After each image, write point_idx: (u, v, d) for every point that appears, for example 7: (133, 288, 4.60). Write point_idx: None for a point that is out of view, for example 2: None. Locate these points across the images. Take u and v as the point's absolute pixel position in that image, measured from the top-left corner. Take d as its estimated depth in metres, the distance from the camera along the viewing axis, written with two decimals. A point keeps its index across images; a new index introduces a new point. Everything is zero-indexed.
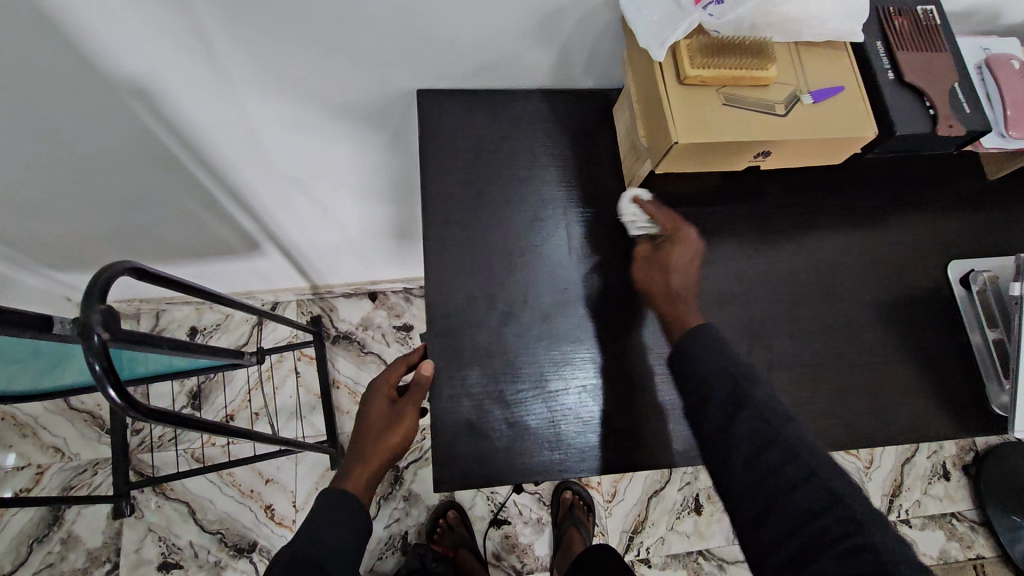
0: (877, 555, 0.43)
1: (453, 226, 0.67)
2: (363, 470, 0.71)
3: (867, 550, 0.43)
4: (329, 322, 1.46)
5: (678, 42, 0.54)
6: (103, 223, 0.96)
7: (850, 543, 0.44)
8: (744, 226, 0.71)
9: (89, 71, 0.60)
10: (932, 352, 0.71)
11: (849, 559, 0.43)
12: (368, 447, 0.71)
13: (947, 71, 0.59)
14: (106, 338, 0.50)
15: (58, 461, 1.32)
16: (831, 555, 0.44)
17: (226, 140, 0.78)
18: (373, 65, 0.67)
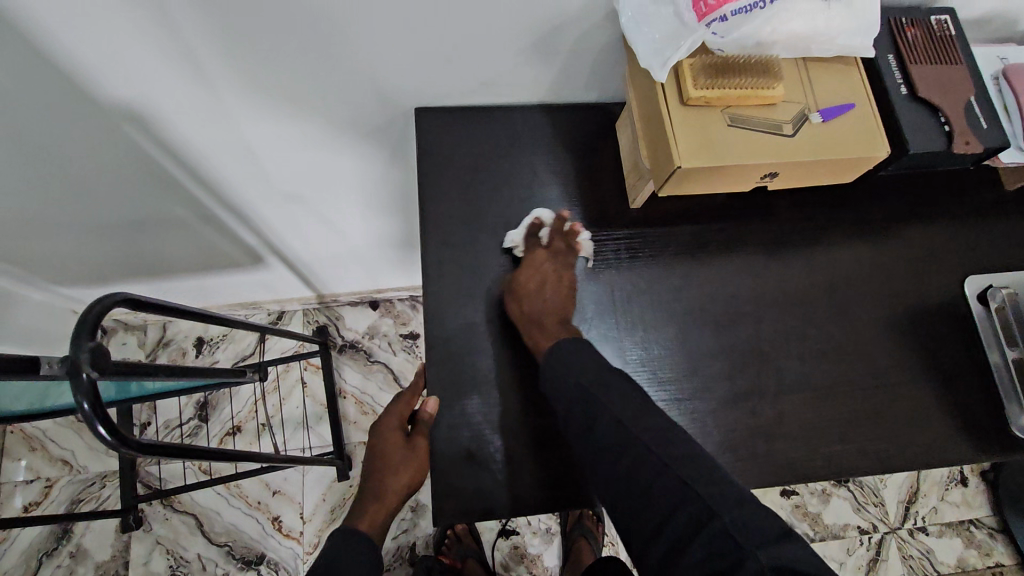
0: (729, 535, 0.47)
1: (450, 248, 0.66)
2: (377, 510, 0.68)
3: (721, 535, 0.48)
4: (335, 332, 1.45)
5: (681, 61, 0.52)
6: (103, 240, 0.96)
7: (706, 532, 0.48)
8: (752, 242, 0.69)
9: (82, 98, 0.60)
10: (949, 372, 0.68)
11: (710, 548, 0.48)
12: (378, 486, 0.68)
13: (962, 84, 0.57)
14: (95, 376, 0.49)
15: (66, 473, 1.32)
16: (698, 545, 0.48)
17: (224, 159, 0.77)
18: (368, 83, 0.66)
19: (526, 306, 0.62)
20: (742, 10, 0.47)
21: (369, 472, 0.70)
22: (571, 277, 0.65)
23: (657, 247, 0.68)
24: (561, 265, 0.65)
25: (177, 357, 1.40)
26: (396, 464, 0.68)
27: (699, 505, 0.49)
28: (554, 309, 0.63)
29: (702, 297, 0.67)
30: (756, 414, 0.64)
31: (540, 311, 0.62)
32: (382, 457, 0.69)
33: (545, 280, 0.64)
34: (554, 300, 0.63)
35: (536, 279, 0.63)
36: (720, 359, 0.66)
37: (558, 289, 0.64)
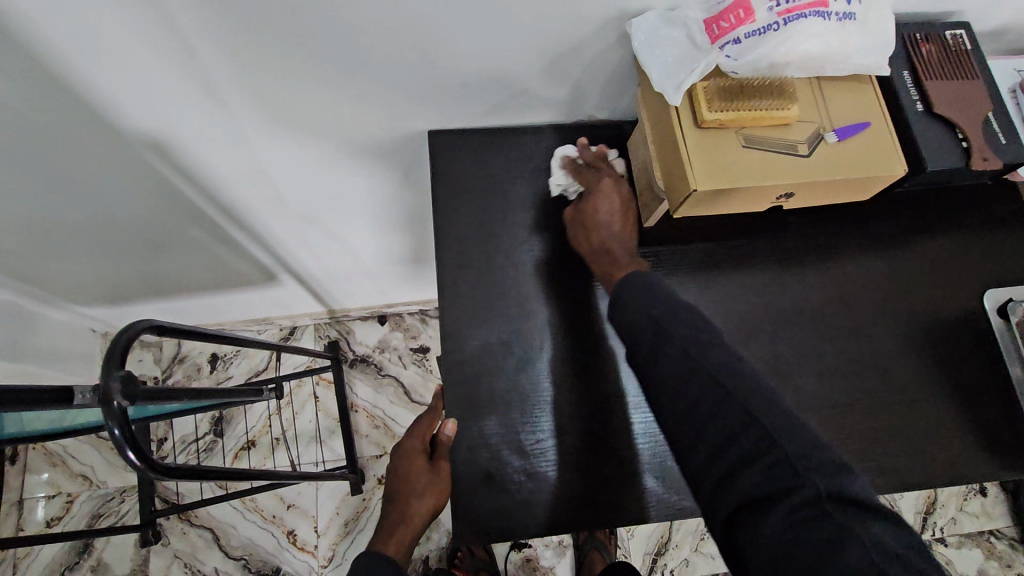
0: (789, 462, 0.43)
1: (466, 269, 0.66)
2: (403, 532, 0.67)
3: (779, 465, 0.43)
4: (346, 346, 1.46)
5: (695, 84, 0.53)
6: (122, 261, 0.97)
7: (763, 462, 0.43)
8: (765, 258, 0.69)
9: (104, 128, 0.60)
10: (968, 388, 0.68)
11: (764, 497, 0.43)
12: (401, 509, 0.67)
13: (979, 99, 0.57)
14: (126, 404, 0.49)
15: (86, 489, 1.34)
16: (757, 479, 0.43)
17: (240, 183, 0.77)
18: (382, 107, 0.66)
19: (595, 238, 0.62)
20: (757, 32, 0.49)
21: (394, 496, 0.68)
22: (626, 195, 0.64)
23: (670, 265, 0.68)
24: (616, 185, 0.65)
25: (192, 372, 1.42)
26: (419, 488, 0.67)
27: (759, 434, 0.44)
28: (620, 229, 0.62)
29: (715, 316, 0.67)
30: None
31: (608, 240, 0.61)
32: (406, 481, 0.67)
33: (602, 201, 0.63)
34: (623, 219, 0.63)
35: (606, 207, 0.62)
36: None
37: (627, 210, 0.63)
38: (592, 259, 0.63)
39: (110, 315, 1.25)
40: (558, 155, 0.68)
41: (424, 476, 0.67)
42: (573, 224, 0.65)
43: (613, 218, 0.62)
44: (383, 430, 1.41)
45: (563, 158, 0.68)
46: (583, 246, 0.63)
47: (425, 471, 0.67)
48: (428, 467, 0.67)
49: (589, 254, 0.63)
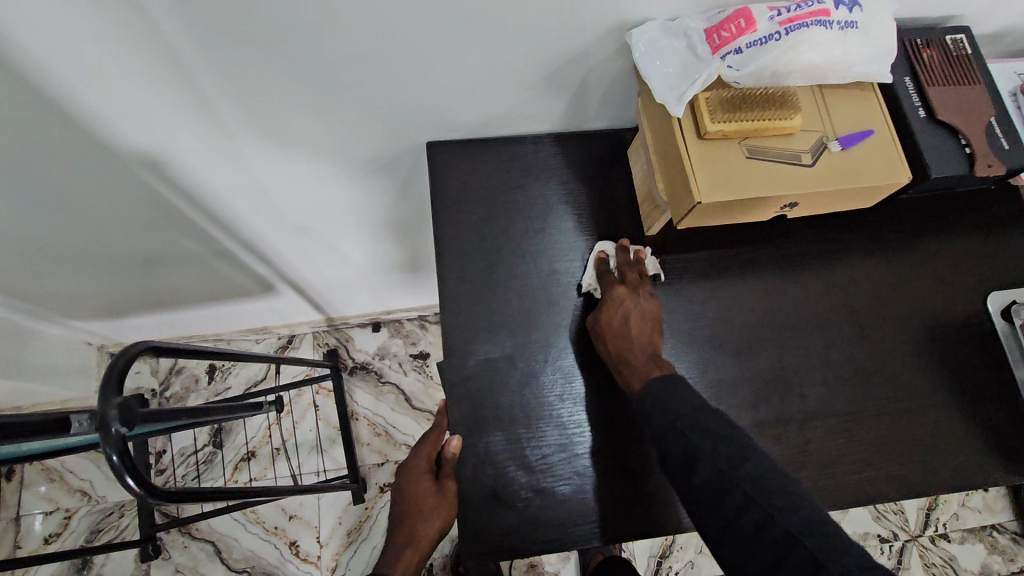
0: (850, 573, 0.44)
1: (468, 285, 0.65)
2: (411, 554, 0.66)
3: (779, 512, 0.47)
4: (345, 354, 1.45)
5: (697, 95, 0.52)
6: (117, 277, 0.96)
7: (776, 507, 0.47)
8: (769, 266, 0.69)
9: (99, 150, 0.60)
10: (974, 392, 0.67)
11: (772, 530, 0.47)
12: (408, 531, 0.66)
13: (982, 104, 0.56)
14: (123, 429, 0.49)
15: (85, 504, 1.33)
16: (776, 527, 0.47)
17: (236, 200, 0.76)
18: (380, 120, 0.66)
19: (614, 347, 0.60)
20: (758, 42, 0.49)
21: (399, 519, 0.67)
22: (649, 313, 0.63)
23: (673, 275, 0.67)
24: (644, 294, 0.64)
25: (190, 383, 1.41)
26: (426, 511, 0.65)
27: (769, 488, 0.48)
28: (641, 345, 0.60)
29: (719, 324, 0.67)
30: (781, 443, 0.63)
31: (629, 346, 0.60)
32: (412, 504, 0.66)
33: (624, 313, 0.61)
34: (643, 335, 0.61)
35: (621, 319, 0.61)
36: (742, 388, 0.65)
37: (649, 327, 0.62)
38: (611, 366, 0.61)
39: (106, 329, 1.24)
40: (596, 251, 0.67)
41: (430, 498, 0.66)
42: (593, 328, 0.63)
43: (630, 329, 0.61)
44: (385, 438, 1.41)
45: (597, 253, 0.66)
46: (602, 351, 0.62)
47: (432, 493, 0.66)
48: (435, 489, 0.66)
49: (608, 361, 0.61)
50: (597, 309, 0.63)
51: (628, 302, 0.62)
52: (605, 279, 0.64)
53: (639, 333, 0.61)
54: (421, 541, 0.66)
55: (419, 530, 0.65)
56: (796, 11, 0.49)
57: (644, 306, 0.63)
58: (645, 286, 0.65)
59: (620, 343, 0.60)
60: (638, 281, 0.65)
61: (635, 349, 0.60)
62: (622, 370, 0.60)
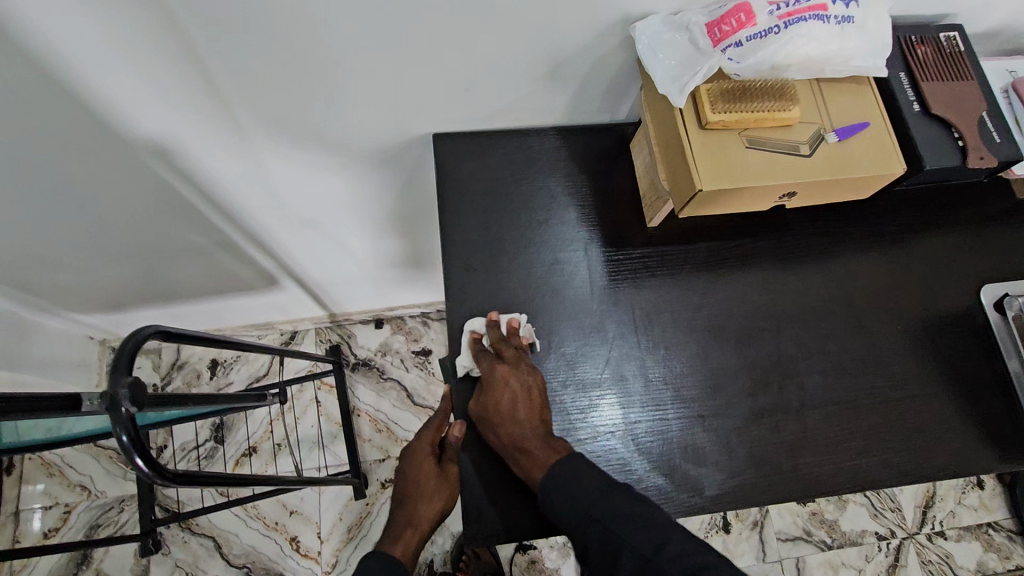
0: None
1: (473, 273, 0.67)
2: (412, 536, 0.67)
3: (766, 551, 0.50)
4: (348, 350, 1.46)
5: (698, 87, 0.54)
6: (123, 269, 0.97)
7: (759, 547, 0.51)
8: (769, 257, 0.70)
9: (110, 137, 0.61)
10: (969, 382, 0.69)
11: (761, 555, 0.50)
12: (408, 514, 0.67)
13: (974, 99, 0.58)
14: (133, 409, 0.49)
15: (84, 499, 1.33)
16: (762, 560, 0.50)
17: (243, 191, 0.78)
18: (386, 113, 0.67)
19: (505, 436, 0.58)
20: (757, 35, 0.51)
21: (400, 499, 0.68)
22: (535, 387, 0.61)
23: (674, 264, 0.69)
24: (524, 368, 0.61)
25: (192, 378, 1.41)
26: (426, 492, 0.66)
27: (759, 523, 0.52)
28: (531, 427, 0.59)
29: (720, 312, 0.68)
30: (779, 430, 0.65)
31: (520, 433, 0.58)
32: (413, 485, 0.67)
33: (510, 398, 0.59)
34: (531, 416, 0.59)
35: (508, 404, 0.59)
36: (741, 376, 0.66)
37: (536, 403, 0.60)
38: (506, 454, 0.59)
39: (110, 323, 1.25)
40: (467, 332, 0.64)
41: (431, 480, 0.67)
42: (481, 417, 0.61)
43: (518, 412, 0.59)
44: (387, 434, 1.42)
45: (471, 335, 0.64)
46: (493, 440, 0.60)
47: (433, 476, 0.67)
48: (436, 471, 0.67)
49: (501, 449, 0.59)
50: (481, 396, 0.60)
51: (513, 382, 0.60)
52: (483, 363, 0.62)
53: (528, 415, 0.59)
54: (421, 524, 0.67)
55: (419, 512, 0.66)
56: (796, 5, 0.50)
57: (527, 382, 0.60)
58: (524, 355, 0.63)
59: (512, 432, 0.58)
60: (517, 353, 0.62)
61: (527, 434, 0.58)
62: (519, 459, 0.58)
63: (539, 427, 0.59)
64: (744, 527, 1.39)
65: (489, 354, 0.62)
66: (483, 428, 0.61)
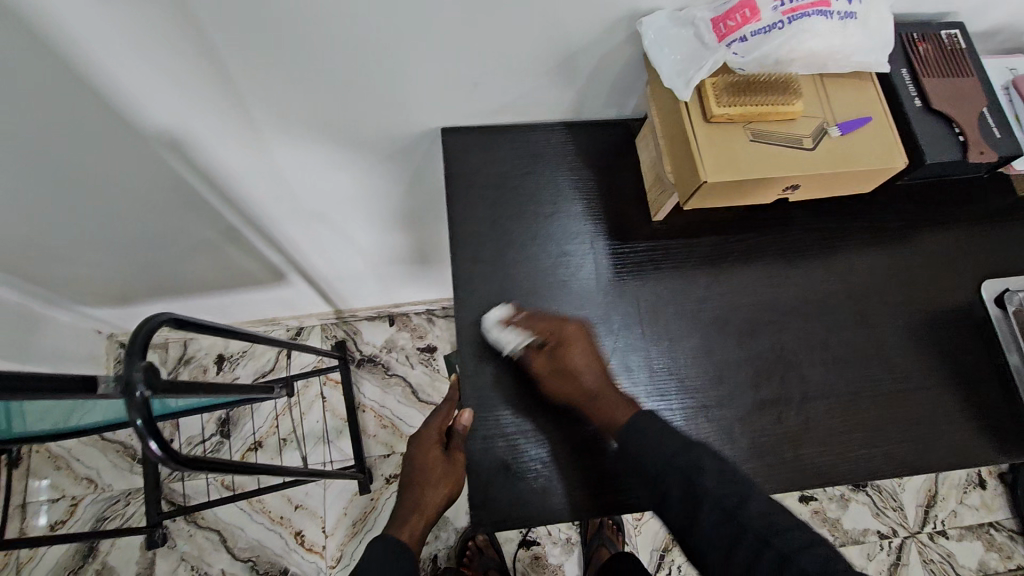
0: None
1: (480, 264, 0.68)
2: (419, 521, 0.69)
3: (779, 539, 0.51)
4: (353, 346, 1.47)
5: (703, 81, 0.55)
6: (133, 262, 0.99)
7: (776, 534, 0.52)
8: (772, 251, 0.71)
9: (125, 130, 0.62)
10: (971, 375, 0.70)
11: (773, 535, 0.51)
12: (416, 500, 0.68)
13: (975, 95, 0.59)
14: (148, 394, 0.50)
15: (91, 492, 1.34)
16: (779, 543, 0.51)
17: (254, 185, 0.79)
18: (394, 108, 0.68)
19: (586, 386, 0.63)
20: (761, 31, 0.52)
21: (407, 485, 0.69)
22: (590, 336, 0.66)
23: (678, 258, 0.70)
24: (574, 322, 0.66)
25: (199, 373, 1.43)
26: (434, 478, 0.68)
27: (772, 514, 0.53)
28: (600, 372, 0.64)
29: (723, 304, 0.69)
30: (782, 421, 0.66)
31: (597, 380, 0.64)
32: (421, 471, 0.68)
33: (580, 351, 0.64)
34: (599, 362, 0.65)
35: (580, 356, 0.64)
36: (745, 367, 0.67)
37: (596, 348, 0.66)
38: (587, 405, 0.63)
39: (117, 317, 1.26)
40: (495, 319, 0.64)
41: (439, 467, 0.68)
42: (555, 380, 0.63)
43: (592, 360, 0.64)
44: (391, 430, 1.43)
45: (502, 320, 0.64)
46: (571, 396, 0.63)
47: (440, 463, 0.68)
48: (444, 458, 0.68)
49: (580, 403, 0.63)
50: (551, 358, 0.63)
51: (577, 335, 0.65)
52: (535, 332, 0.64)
53: (597, 361, 0.64)
54: (428, 509, 0.68)
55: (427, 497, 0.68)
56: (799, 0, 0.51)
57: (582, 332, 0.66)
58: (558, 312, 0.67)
59: (592, 380, 0.63)
60: (556, 312, 0.67)
61: (601, 379, 0.64)
62: (603, 403, 0.63)
63: (605, 372, 0.65)
64: None
65: (538, 322, 0.65)
66: (555, 391, 0.63)
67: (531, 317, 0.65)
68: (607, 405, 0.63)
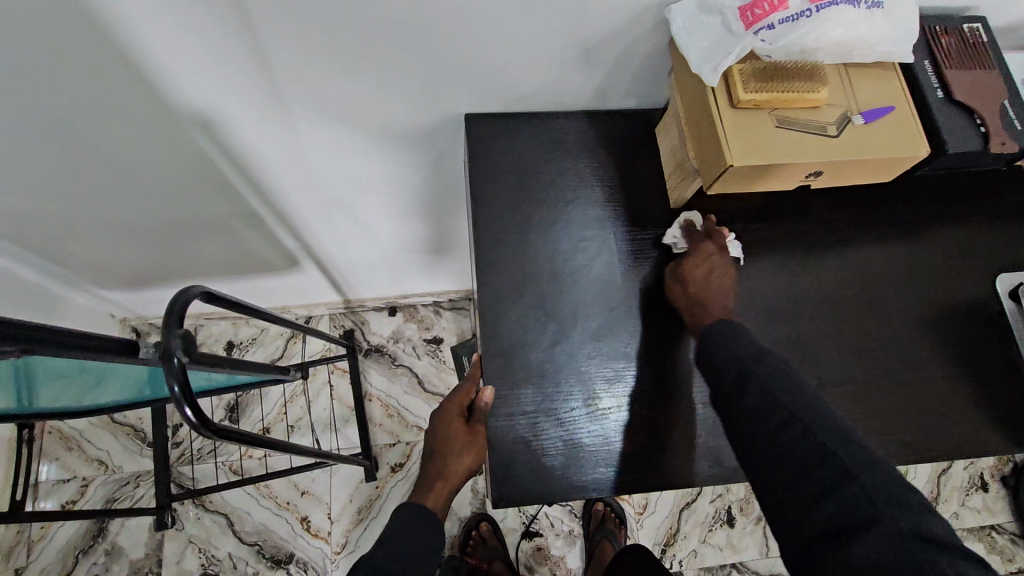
0: (868, 499, 0.48)
1: (502, 248, 0.68)
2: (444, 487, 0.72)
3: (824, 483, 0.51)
4: (361, 336, 1.48)
5: (730, 68, 0.56)
6: (151, 244, 1.00)
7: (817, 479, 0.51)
8: (789, 241, 0.72)
9: (159, 107, 0.63)
10: (983, 368, 0.70)
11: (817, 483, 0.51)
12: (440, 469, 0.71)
13: (996, 87, 0.60)
14: (186, 361, 0.51)
15: (101, 473, 1.35)
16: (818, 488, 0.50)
17: (276, 167, 0.80)
18: (419, 94, 0.69)
19: (690, 289, 0.65)
20: (790, 18, 0.52)
21: (432, 453, 0.72)
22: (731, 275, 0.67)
23: None
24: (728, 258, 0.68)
25: None
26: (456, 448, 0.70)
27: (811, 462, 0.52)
28: (718, 299, 0.65)
29: (740, 292, 0.70)
30: None
31: (708, 296, 0.65)
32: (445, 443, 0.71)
33: (711, 269, 0.66)
34: (720, 288, 0.65)
35: (703, 268, 0.66)
36: None
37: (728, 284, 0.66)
38: (682, 304, 0.66)
39: (130, 300, 1.27)
40: (682, 214, 0.70)
41: (461, 438, 0.70)
42: (673, 272, 0.67)
43: (712, 280, 0.65)
44: (397, 419, 1.44)
45: (686, 216, 0.70)
46: (676, 294, 0.66)
47: (463, 433, 0.70)
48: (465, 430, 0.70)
49: (680, 300, 0.66)
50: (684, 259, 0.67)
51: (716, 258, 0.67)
52: (695, 237, 0.69)
53: (718, 286, 0.65)
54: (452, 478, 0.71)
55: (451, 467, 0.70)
56: None
57: (727, 267, 0.67)
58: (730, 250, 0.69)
59: (698, 288, 0.65)
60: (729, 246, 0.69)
61: (710, 296, 0.65)
62: (696, 312, 0.64)
63: (722, 302, 0.65)
64: (748, 522, 1.40)
65: (705, 236, 0.69)
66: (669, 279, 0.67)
67: (705, 230, 0.69)
68: (708, 309, 0.64)
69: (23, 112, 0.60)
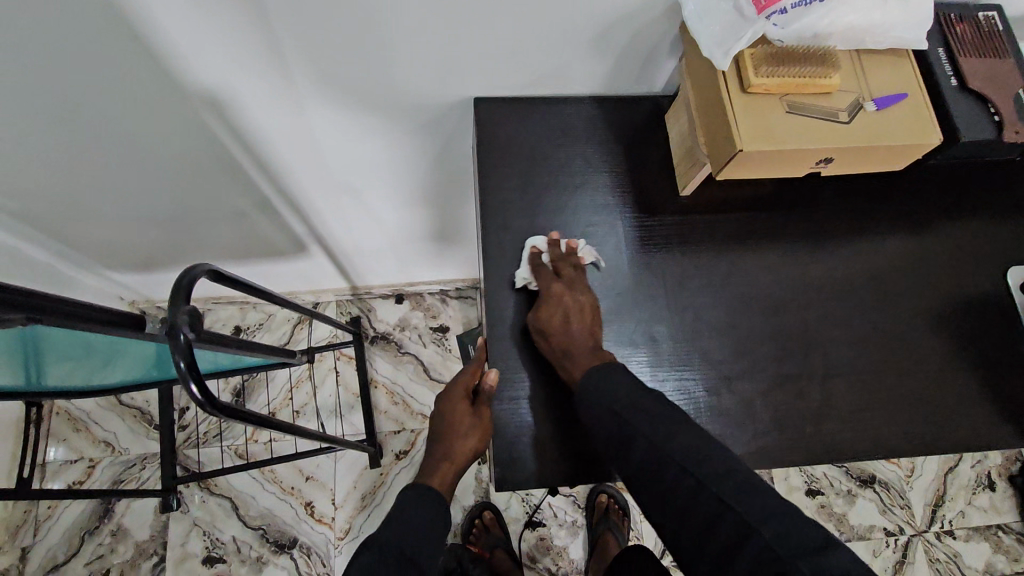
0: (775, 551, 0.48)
1: (509, 232, 0.68)
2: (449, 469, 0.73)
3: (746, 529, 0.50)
4: (367, 323, 1.49)
5: (742, 51, 0.55)
6: (160, 226, 1.00)
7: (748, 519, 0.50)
8: (799, 230, 0.72)
9: (171, 86, 0.63)
10: (993, 361, 0.70)
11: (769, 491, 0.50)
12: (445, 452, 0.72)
13: (1012, 75, 0.59)
14: (191, 337, 0.52)
15: (108, 455, 1.36)
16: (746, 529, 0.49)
17: (286, 150, 0.80)
18: (429, 77, 0.69)
19: (554, 340, 0.62)
20: (802, 3, 0.51)
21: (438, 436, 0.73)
22: (591, 305, 0.65)
23: (704, 233, 0.70)
24: (578, 288, 0.65)
25: None
26: (462, 430, 0.71)
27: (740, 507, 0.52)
28: (583, 339, 0.63)
29: (747, 280, 0.69)
30: (802, 397, 0.66)
31: (570, 342, 0.62)
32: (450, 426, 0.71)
33: (566, 312, 0.63)
34: (581, 325, 0.63)
35: (559, 313, 0.62)
36: (767, 342, 0.68)
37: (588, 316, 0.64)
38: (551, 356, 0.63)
39: (139, 283, 1.28)
40: (528, 247, 0.67)
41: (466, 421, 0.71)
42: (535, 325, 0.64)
43: (570, 322, 0.62)
44: (402, 407, 1.44)
45: (529, 250, 0.67)
46: (543, 346, 0.64)
47: (468, 416, 0.71)
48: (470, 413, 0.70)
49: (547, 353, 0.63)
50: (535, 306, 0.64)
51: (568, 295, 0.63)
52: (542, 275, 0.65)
53: (581, 324, 0.63)
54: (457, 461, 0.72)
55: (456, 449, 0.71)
56: None
57: (580, 300, 0.64)
58: (578, 273, 0.66)
59: (561, 337, 0.62)
60: (575, 271, 0.66)
61: (574, 340, 0.62)
62: (568, 363, 0.62)
63: (587, 341, 0.63)
64: None
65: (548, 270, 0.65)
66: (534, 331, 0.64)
67: (551, 262, 0.66)
68: (574, 359, 0.62)
69: (35, 90, 0.61)
